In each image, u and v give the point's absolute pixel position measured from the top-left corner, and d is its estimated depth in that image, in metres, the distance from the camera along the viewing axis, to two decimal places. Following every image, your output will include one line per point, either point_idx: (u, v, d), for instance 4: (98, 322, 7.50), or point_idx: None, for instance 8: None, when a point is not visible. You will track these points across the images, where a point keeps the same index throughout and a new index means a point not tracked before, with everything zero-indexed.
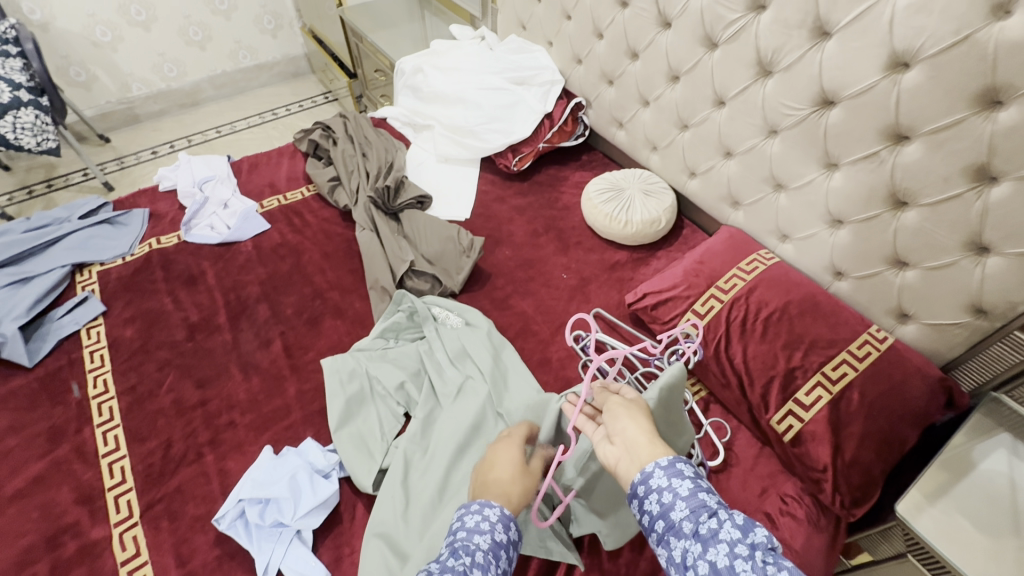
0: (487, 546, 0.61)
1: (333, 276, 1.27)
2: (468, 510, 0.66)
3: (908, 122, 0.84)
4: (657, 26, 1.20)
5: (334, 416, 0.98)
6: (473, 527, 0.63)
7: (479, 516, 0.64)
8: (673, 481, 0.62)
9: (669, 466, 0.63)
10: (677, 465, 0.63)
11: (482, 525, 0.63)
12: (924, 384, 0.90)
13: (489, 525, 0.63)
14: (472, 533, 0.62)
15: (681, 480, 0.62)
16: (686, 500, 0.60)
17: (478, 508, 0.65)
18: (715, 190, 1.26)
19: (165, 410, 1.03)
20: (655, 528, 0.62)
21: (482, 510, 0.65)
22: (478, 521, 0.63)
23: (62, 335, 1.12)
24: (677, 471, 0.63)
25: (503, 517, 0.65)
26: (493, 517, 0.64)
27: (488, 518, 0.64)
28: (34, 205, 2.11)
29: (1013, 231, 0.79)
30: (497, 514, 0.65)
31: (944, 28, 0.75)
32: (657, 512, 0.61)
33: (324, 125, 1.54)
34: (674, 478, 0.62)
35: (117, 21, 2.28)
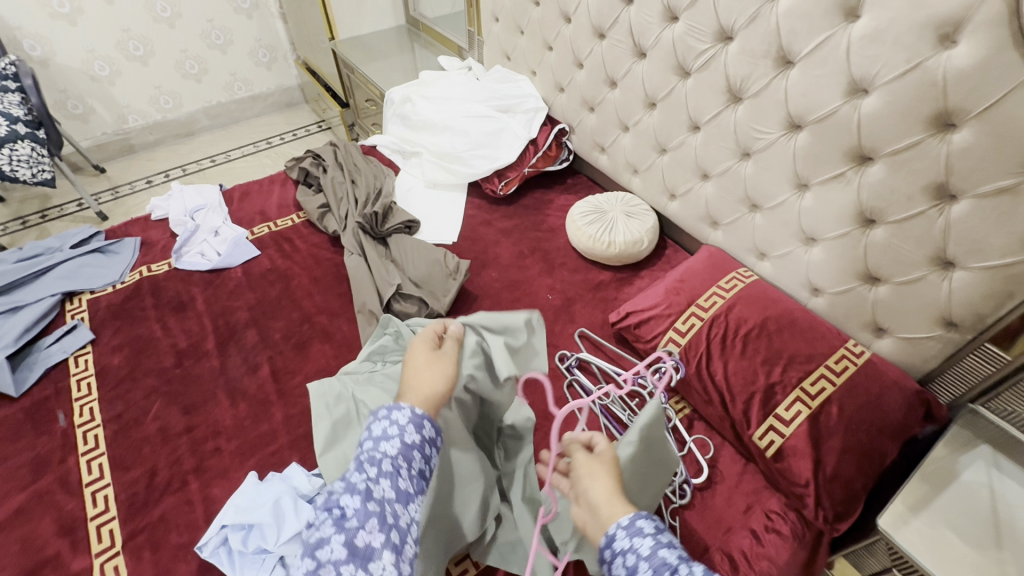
0: (395, 452, 0.68)
1: (321, 300, 1.28)
2: (378, 416, 0.72)
3: (870, 144, 0.88)
4: (633, 56, 1.26)
5: (318, 440, 0.97)
6: (381, 434, 0.69)
7: (387, 423, 0.70)
8: (634, 541, 0.62)
9: (629, 525, 0.64)
10: (637, 524, 0.64)
11: (392, 430, 0.69)
12: (901, 397, 0.92)
13: (398, 430, 0.70)
14: (378, 441, 0.69)
15: (642, 539, 0.62)
16: (647, 560, 0.60)
17: (388, 413, 0.71)
18: (694, 210, 1.29)
19: (150, 438, 1.03)
20: None
21: (393, 414, 0.71)
22: (386, 428, 0.70)
23: (49, 364, 1.13)
24: (639, 531, 0.63)
25: (414, 418, 0.71)
26: (402, 420, 0.70)
27: (396, 423, 0.70)
28: (27, 235, 2.13)
29: (974, 247, 0.82)
30: (407, 416, 0.71)
31: (896, 57, 0.80)
32: None
33: (314, 154, 1.58)
34: (635, 538, 0.62)
35: (115, 56, 2.34)
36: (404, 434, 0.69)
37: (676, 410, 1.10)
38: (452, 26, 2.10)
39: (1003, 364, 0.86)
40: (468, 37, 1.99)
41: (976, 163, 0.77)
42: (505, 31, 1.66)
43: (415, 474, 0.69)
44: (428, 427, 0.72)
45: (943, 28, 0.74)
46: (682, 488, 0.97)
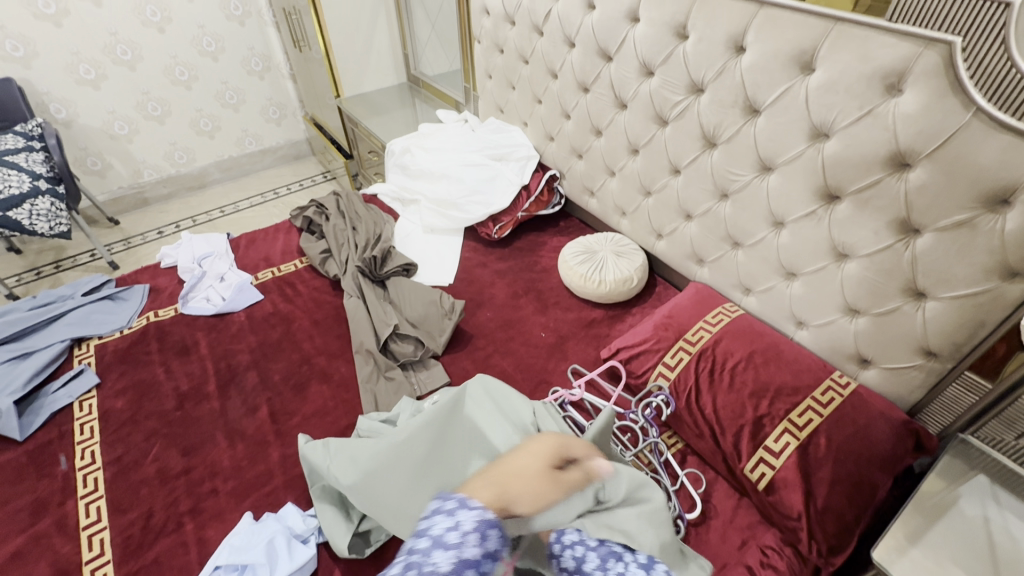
0: (449, 562, 0.64)
1: (321, 342, 1.32)
2: (441, 514, 0.72)
3: (835, 184, 0.94)
4: (615, 107, 1.34)
5: (311, 480, 0.99)
6: (440, 536, 0.68)
7: (451, 524, 0.70)
8: (584, 536, 0.81)
9: (578, 528, 0.82)
10: (584, 525, 0.83)
11: (454, 535, 0.68)
12: (888, 428, 0.92)
13: (459, 539, 0.68)
14: (435, 545, 0.66)
15: (589, 535, 0.82)
16: (597, 550, 0.80)
17: (453, 517, 0.72)
18: (680, 248, 1.34)
19: (149, 480, 1.04)
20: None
21: (458, 519, 0.72)
22: (447, 530, 0.69)
23: (54, 409, 1.16)
24: (586, 529, 0.82)
25: (480, 527, 0.71)
26: (466, 528, 0.70)
27: (458, 527, 0.70)
28: (41, 285, 2.20)
29: (941, 277, 0.86)
30: (472, 523, 0.71)
31: (850, 104, 0.87)
32: (573, 565, 0.78)
33: (318, 203, 1.66)
34: (583, 533, 0.81)
35: (135, 116, 2.50)
36: (463, 545, 0.67)
37: (669, 445, 1.11)
38: (450, 83, 2.25)
39: (986, 392, 0.88)
40: (464, 92, 2.13)
41: (933, 199, 0.82)
42: (498, 87, 1.78)
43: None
44: (491, 539, 0.71)
45: (887, 79, 0.81)
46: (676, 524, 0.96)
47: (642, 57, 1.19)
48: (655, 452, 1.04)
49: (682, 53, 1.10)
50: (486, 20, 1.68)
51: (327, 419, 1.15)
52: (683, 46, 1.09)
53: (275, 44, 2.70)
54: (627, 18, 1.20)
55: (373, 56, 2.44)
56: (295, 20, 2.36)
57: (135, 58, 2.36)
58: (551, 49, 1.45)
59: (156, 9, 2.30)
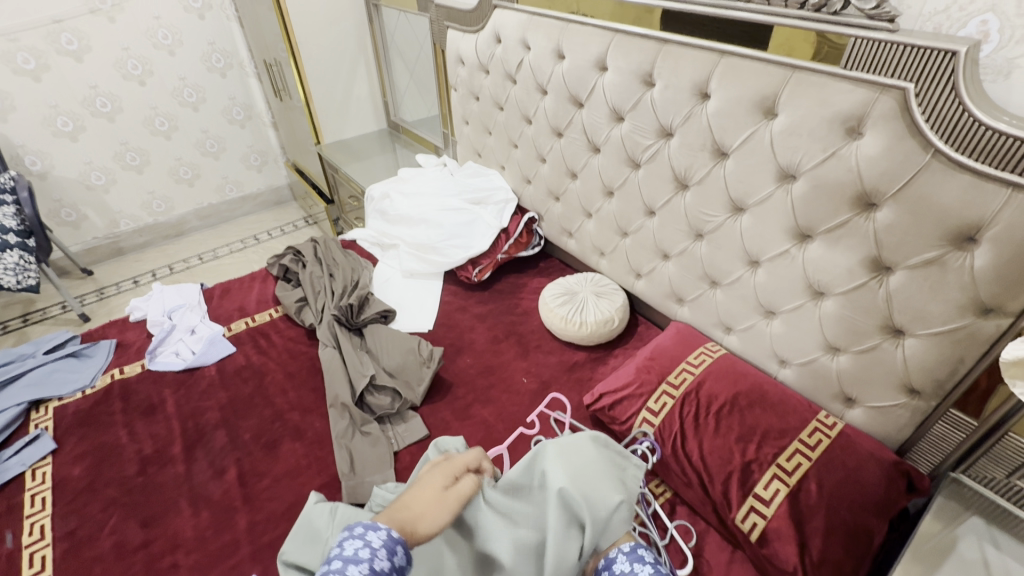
0: None
1: (294, 396, 1.27)
2: (351, 533, 0.65)
3: (806, 224, 0.95)
4: (589, 151, 1.36)
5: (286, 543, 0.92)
6: (352, 554, 0.62)
7: (359, 543, 0.64)
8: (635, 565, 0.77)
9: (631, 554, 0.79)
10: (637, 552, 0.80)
11: (363, 552, 0.63)
12: (879, 470, 0.90)
13: (369, 553, 0.63)
14: (348, 562, 0.61)
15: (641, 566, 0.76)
16: None
17: (363, 532, 0.65)
18: (660, 288, 1.34)
19: (103, 556, 0.97)
20: None
21: (367, 535, 0.65)
22: (357, 549, 0.63)
23: (4, 479, 1.08)
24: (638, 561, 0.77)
25: (388, 542, 0.66)
26: (376, 542, 0.64)
27: (369, 544, 0.64)
28: (6, 340, 2.12)
29: (917, 314, 0.85)
30: (382, 539, 0.65)
31: (814, 147, 0.88)
32: None
33: (294, 251, 1.64)
34: (634, 563, 0.77)
35: (112, 166, 2.48)
36: (374, 559, 0.62)
37: (658, 495, 1.06)
38: (429, 129, 2.29)
39: (973, 430, 0.86)
40: (443, 137, 2.16)
41: (902, 237, 0.82)
42: (475, 132, 1.81)
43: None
44: (400, 553, 0.66)
45: (847, 122, 0.83)
46: None
47: (612, 104, 1.21)
48: (642, 504, 1.00)
49: (650, 99, 1.12)
50: (461, 69, 1.72)
51: (298, 480, 1.09)
52: (651, 93, 1.12)
53: (256, 94, 2.74)
54: (595, 67, 1.23)
55: (353, 104, 2.49)
56: (277, 70, 2.40)
57: (114, 111, 2.37)
58: (525, 95, 1.48)
59: (138, 63, 2.34)
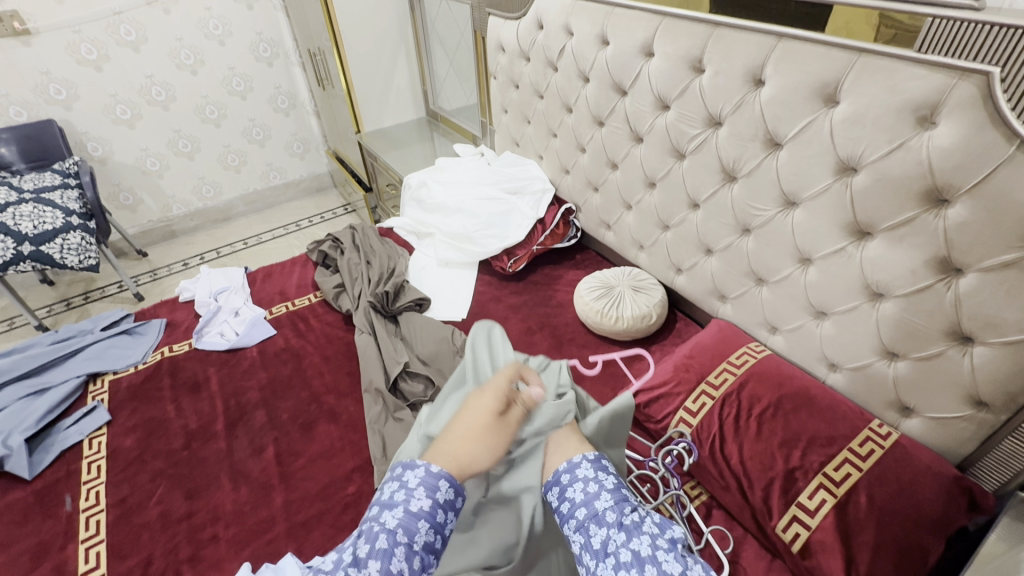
0: (392, 524, 0.73)
1: (330, 379, 1.30)
2: (394, 475, 0.81)
3: (866, 220, 0.89)
4: (631, 140, 1.32)
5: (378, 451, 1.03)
6: (389, 497, 0.78)
7: (397, 487, 0.79)
8: (600, 474, 0.83)
9: (595, 460, 0.87)
10: (601, 462, 0.86)
11: (400, 494, 0.78)
12: (937, 486, 0.83)
13: (405, 495, 0.77)
14: (384, 507, 0.77)
15: (606, 476, 0.83)
16: (612, 492, 0.80)
17: (402, 474, 0.81)
18: (701, 284, 1.29)
19: (150, 524, 1.02)
20: (580, 513, 0.79)
21: (406, 476, 0.80)
22: (392, 493, 0.78)
23: (64, 447, 1.15)
24: (604, 469, 0.85)
25: (428, 479, 0.79)
26: (411, 482, 0.79)
27: (405, 485, 0.79)
28: (68, 316, 2.26)
29: (990, 321, 0.78)
30: (419, 477, 0.79)
31: (880, 138, 0.82)
32: (584, 499, 0.80)
33: (333, 237, 1.68)
34: (599, 471, 0.84)
35: (167, 153, 2.59)
36: (410, 499, 0.76)
37: (693, 497, 1.04)
38: (468, 117, 2.28)
39: None
40: (481, 126, 2.15)
41: (977, 237, 0.75)
42: (514, 121, 1.79)
43: (418, 550, 0.73)
44: (443, 489, 0.79)
45: (919, 111, 0.77)
46: None
47: (658, 91, 1.17)
48: (676, 505, 0.96)
49: (699, 86, 1.07)
50: (501, 57, 1.70)
51: (333, 461, 1.11)
52: (700, 79, 1.07)
53: (300, 83, 2.80)
54: (641, 52, 1.19)
55: (393, 93, 2.50)
56: (320, 59, 2.44)
57: (168, 99, 2.47)
58: (566, 83, 1.45)
59: (190, 53, 2.42)
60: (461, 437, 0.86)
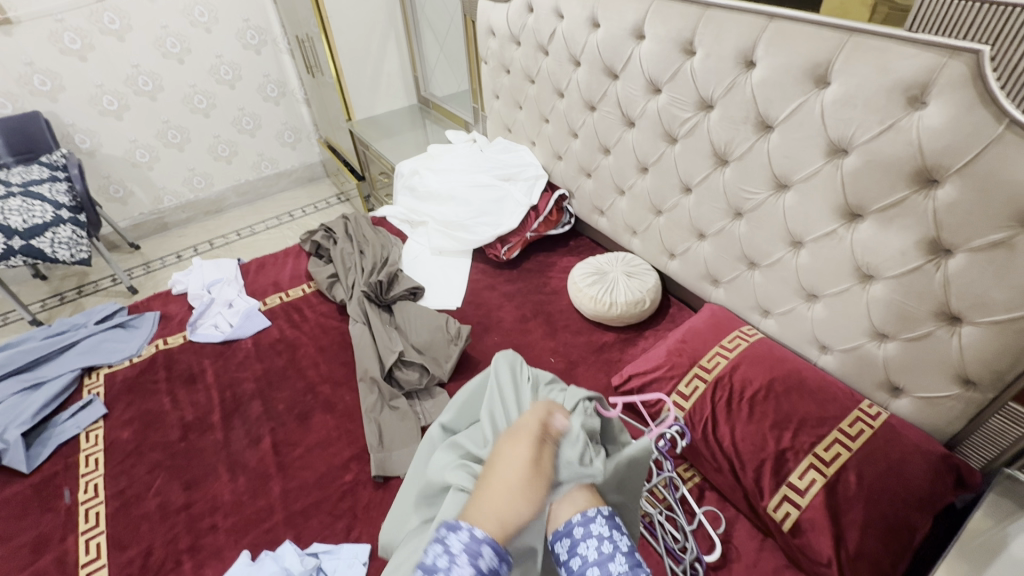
0: None
1: (326, 369, 1.30)
2: (435, 537, 0.60)
3: (856, 201, 0.89)
4: (623, 125, 1.31)
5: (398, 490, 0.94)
6: (431, 563, 0.58)
7: (438, 548, 0.58)
8: (613, 532, 0.66)
9: (609, 518, 0.68)
10: (615, 520, 0.68)
11: (442, 560, 0.57)
12: (925, 464, 0.84)
13: (448, 561, 0.57)
14: (426, 573, 0.57)
15: (621, 536, 0.66)
16: (625, 554, 0.63)
17: (444, 535, 0.60)
18: (694, 269, 1.29)
19: (150, 515, 1.03)
20: (586, 572, 0.62)
21: (448, 538, 0.59)
22: (435, 556, 0.58)
23: (62, 440, 1.16)
24: (619, 529, 0.67)
25: (472, 543, 0.59)
26: (455, 548, 0.58)
27: (448, 549, 0.58)
28: (63, 310, 2.25)
29: (978, 300, 0.79)
30: (463, 542, 0.59)
31: (870, 119, 0.81)
32: (594, 558, 0.63)
33: (326, 227, 1.67)
34: (613, 530, 0.66)
35: (156, 144, 2.56)
36: (451, 568, 0.56)
37: (686, 478, 1.05)
38: (460, 104, 2.25)
39: None
40: (473, 113, 2.12)
41: (965, 218, 0.76)
42: (506, 107, 1.77)
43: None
44: (487, 553, 0.58)
45: (910, 91, 0.76)
46: (694, 567, 0.91)
47: (649, 75, 1.16)
48: (669, 487, 0.97)
49: (690, 69, 1.06)
50: (492, 41, 1.67)
51: (330, 451, 1.12)
52: (691, 62, 1.06)
53: (289, 71, 2.75)
54: (632, 35, 1.17)
55: (384, 80, 2.47)
56: (309, 46, 2.40)
57: (156, 89, 2.43)
58: (558, 68, 1.43)
59: (176, 41, 2.38)
60: (496, 488, 0.66)
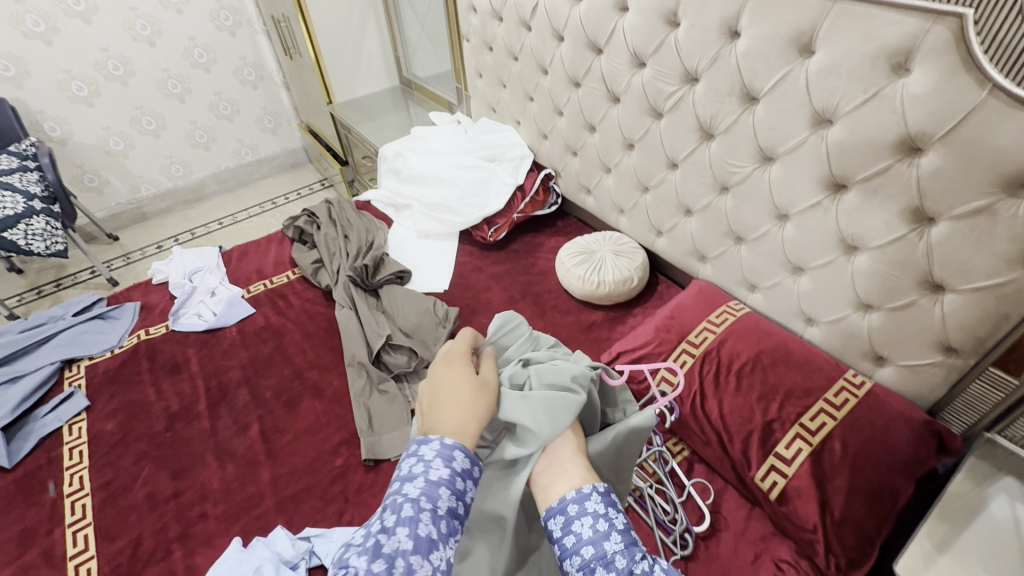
0: (416, 494, 0.54)
1: (313, 355, 1.29)
2: (407, 453, 0.59)
3: (841, 173, 0.89)
4: (608, 101, 1.29)
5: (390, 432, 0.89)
6: (406, 473, 0.57)
7: (413, 459, 0.57)
8: (609, 510, 0.59)
9: (605, 494, 0.61)
10: (612, 497, 0.61)
11: (416, 467, 0.57)
12: (908, 430, 0.86)
13: (423, 466, 0.56)
14: (402, 483, 0.56)
15: (618, 514, 0.59)
16: (622, 534, 0.57)
17: (415, 448, 0.59)
18: (681, 246, 1.29)
19: (138, 505, 1.02)
20: (580, 554, 0.56)
21: (420, 449, 0.58)
22: (410, 466, 0.57)
23: (44, 433, 1.14)
24: (616, 506, 0.60)
25: (445, 449, 0.58)
26: (429, 454, 0.57)
27: (422, 457, 0.57)
28: (41, 304, 2.20)
29: (960, 268, 0.80)
30: (435, 449, 0.58)
31: (854, 87, 0.81)
32: (588, 538, 0.57)
33: (308, 212, 1.63)
34: (611, 507, 0.59)
35: (130, 131, 2.49)
36: (428, 470, 0.56)
37: (675, 453, 1.06)
38: (443, 84, 2.21)
39: (1013, 389, 0.82)
40: (456, 93, 2.08)
41: (948, 185, 0.76)
42: (489, 86, 1.74)
43: (444, 515, 0.54)
44: (461, 457, 0.58)
45: (893, 58, 0.76)
46: (684, 538, 0.92)
47: (633, 48, 1.14)
48: (659, 461, 0.99)
49: (674, 41, 1.05)
50: (473, 18, 1.63)
51: (319, 436, 1.11)
52: (675, 34, 1.04)
53: (266, 53, 2.68)
54: (615, 8, 1.15)
55: (364, 61, 2.41)
56: (285, 27, 2.33)
57: (127, 73, 2.35)
58: (540, 44, 1.40)
59: (146, 23, 2.29)
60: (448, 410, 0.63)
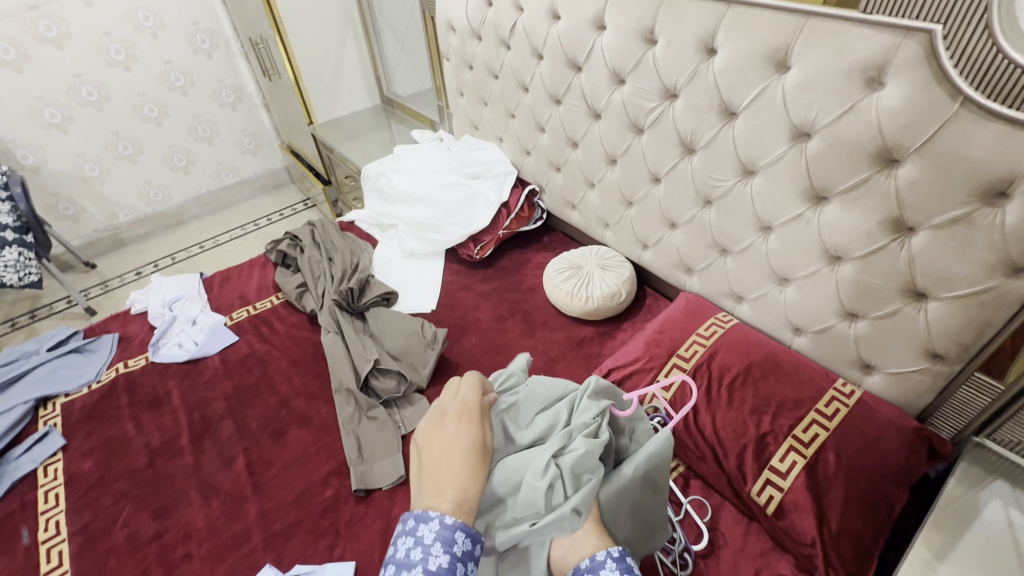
0: None
1: (299, 382, 1.26)
2: (404, 529, 0.62)
3: (821, 184, 0.90)
4: (589, 118, 1.30)
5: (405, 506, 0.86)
6: (404, 557, 0.60)
7: (411, 542, 0.60)
8: None
9: (619, 558, 0.65)
10: (627, 560, 0.65)
11: (415, 552, 0.59)
12: (899, 438, 0.86)
13: (421, 553, 0.59)
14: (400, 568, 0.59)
15: None
16: None
17: (414, 527, 0.61)
18: (668, 259, 1.30)
19: (118, 548, 0.98)
20: None
21: (419, 529, 0.61)
22: (408, 550, 0.60)
23: (17, 477, 1.09)
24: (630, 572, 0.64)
25: (444, 530, 0.61)
26: (427, 538, 0.60)
27: (420, 541, 0.60)
28: (15, 336, 2.13)
29: (941, 277, 0.81)
30: (435, 531, 0.60)
31: (830, 101, 0.82)
32: None
33: (291, 235, 1.61)
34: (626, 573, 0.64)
35: (106, 157, 2.45)
36: (427, 559, 0.58)
37: (670, 469, 1.05)
38: (424, 102, 2.21)
39: (999, 394, 0.83)
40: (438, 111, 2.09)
41: (927, 195, 0.77)
42: (470, 104, 1.74)
43: None
44: (460, 540, 0.61)
45: (867, 72, 0.77)
46: (683, 557, 0.91)
47: (612, 66, 1.15)
48: None
49: (652, 59, 1.06)
50: (452, 37, 1.64)
51: (308, 466, 1.09)
52: (653, 51, 1.05)
53: (245, 75, 2.66)
54: (593, 26, 1.16)
55: (344, 80, 2.41)
56: (264, 49, 2.32)
57: (102, 99, 2.32)
58: (520, 62, 1.41)
59: (121, 48, 2.26)
60: (445, 478, 0.66)
